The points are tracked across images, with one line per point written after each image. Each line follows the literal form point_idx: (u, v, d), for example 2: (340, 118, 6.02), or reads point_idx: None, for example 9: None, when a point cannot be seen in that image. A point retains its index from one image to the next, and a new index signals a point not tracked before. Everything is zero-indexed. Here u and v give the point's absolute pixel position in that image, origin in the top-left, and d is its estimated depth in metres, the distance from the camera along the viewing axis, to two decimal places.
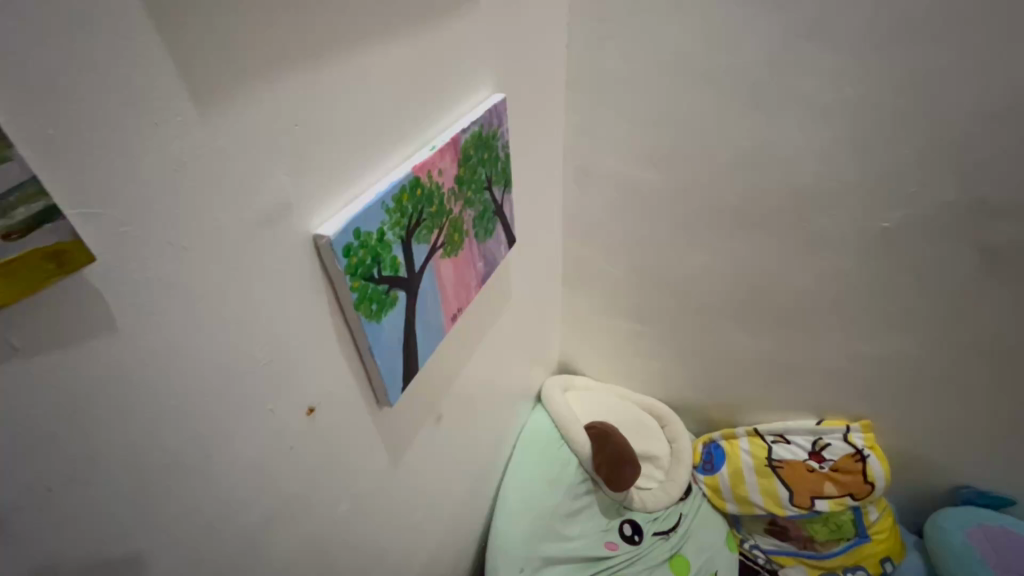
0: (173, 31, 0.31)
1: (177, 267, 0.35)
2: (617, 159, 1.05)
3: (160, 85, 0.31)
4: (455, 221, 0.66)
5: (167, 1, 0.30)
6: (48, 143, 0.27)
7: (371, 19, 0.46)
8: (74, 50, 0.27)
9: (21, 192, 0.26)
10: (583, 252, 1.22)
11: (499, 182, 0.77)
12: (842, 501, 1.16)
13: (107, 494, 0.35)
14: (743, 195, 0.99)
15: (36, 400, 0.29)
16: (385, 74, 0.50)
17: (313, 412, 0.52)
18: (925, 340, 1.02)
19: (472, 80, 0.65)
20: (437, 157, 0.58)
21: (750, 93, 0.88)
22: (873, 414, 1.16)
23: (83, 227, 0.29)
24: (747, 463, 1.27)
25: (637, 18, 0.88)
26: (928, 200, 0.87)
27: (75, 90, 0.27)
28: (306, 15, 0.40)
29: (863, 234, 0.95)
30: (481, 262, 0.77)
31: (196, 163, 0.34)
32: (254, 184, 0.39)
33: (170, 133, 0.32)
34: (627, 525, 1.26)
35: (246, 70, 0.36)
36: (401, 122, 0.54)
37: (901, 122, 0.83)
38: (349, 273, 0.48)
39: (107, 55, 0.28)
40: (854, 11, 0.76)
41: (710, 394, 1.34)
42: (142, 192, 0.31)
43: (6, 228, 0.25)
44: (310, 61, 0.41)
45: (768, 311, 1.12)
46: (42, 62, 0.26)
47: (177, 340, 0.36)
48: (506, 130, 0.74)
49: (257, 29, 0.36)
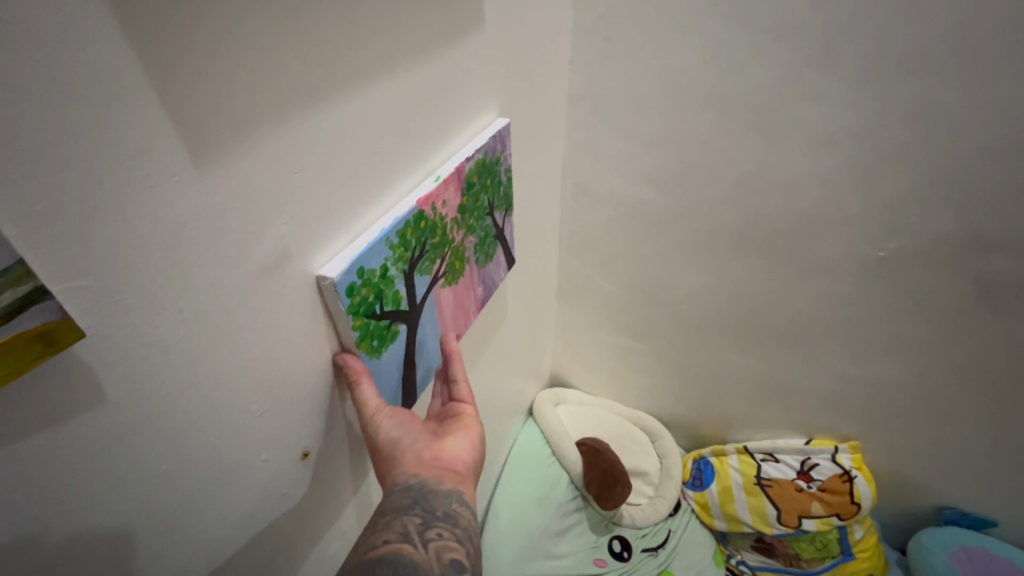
0: (173, 87, 0.30)
1: (171, 328, 0.34)
2: (616, 177, 1.04)
3: (158, 146, 0.30)
4: (457, 249, 0.64)
5: (168, 58, 0.29)
6: (36, 219, 0.26)
7: (375, 55, 0.45)
8: (66, 118, 0.26)
9: (7, 276, 0.25)
10: (579, 268, 1.21)
11: (500, 208, 0.76)
12: (828, 521, 1.17)
13: (94, 564, 0.34)
14: (742, 218, 0.99)
15: (24, 480, 0.28)
16: (389, 109, 0.48)
17: (308, 456, 0.51)
18: (916, 365, 1.03)
19: (476, 105, 0.64)
20: (441, 188, 0.57)
21: (753, 119, 0.88)
22: (861, 435, 1.17)
23: (72, 302, 0.28)
24: (736, 480, 1.27)
25: (643, 38, 0.87)
26: (924, 231, 0.88)
27: (67, 161, 0.26)
28: (309, 57, 0.38)
29: (858, 262, 0.95)
30: (480, 288, 0.75)
31: (194, 222, 0.33)
32: (256, 234, 0.38)
33: (167, 194, 0.31)
34: (616, 542, 1.25)
35: (250, 118, 0.35)
36: (403, 154, 0.52)
37: (900, 155, 0.83)
38: (351, 312, 0.47)
39: (103, 119, 0.27)
40: (861, 42, 0.76)
41: (701, 410, 1.34)
42: (135, 258, 0.30)
43: None
44: (312, 104, 0.39)
45: (762, 332, 1.12)
46: (32, 135, 0.25)
47: (167, 401, 0.35)
48: (509, 156, 0.73)
49: (262, 75, 0.35)
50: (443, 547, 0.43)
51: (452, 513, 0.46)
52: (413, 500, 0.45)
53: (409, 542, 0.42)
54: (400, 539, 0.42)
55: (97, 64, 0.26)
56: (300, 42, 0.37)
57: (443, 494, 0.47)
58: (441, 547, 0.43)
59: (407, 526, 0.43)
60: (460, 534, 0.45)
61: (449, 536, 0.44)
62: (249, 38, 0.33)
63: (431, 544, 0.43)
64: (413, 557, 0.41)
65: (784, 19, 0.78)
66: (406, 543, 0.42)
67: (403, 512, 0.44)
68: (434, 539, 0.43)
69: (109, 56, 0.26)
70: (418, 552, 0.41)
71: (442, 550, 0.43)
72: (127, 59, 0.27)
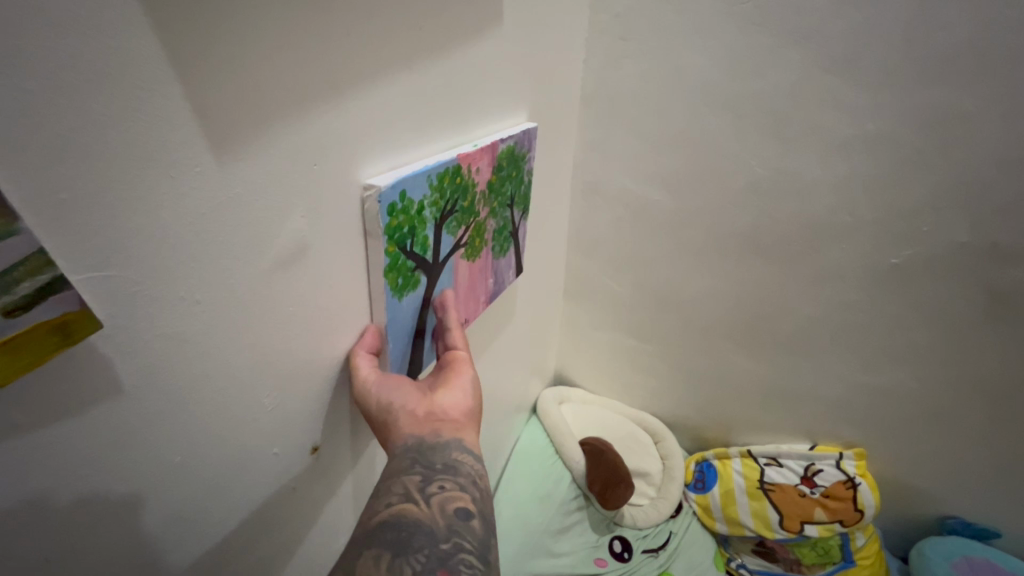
0: (197, 79, 0.29)
1: (187, 321, 0.33)
2: (628, 177, 1.03)
3: (180, 138, 0.30)
4: (479, 225, 0.65)
5: (194, 49, 0.29)
6: (57, 208, 0.25)
7: (397, 48, 0.44)
8: (90, 107, 0.25)
9: (26, 264, 0.24)
10: (586, 268, 1.21)
11: (520, 205, 0.77)
12: (831, 528, 1.16)
13: (105, 555, 0.34)
14: (753, 223, 0.98)
15: (40, 471, 0.28)
16: (417, 95, 0.49)
17: (318, 450, 0.51)
18: (925, 374, 1.02)
19: (494, 102, 0.64)
20: (477, 155, 0.60)
21: (769, 123, 0.87)
22: (866, 443, 1.16)
23: (91, 293, 0.28)
24: (739, 484, 1.27)
25: (660, 40, 0.87)
26: (939, 240, 0.87)
27: (89, 149, 0.26)
28: (332, 51, 0.38)
29: (870, 269, 0.94)
30: (492, 278, 0.75)
31: (213, 214, 0.33)
32: (272, 227, 0.38)
33: (187, 185, 0.31)
34: (617, 542, 1.23)
35: (273, 110, 0.35)
36: (437, 130, 0.54)
37: (918, 163, 0.82)
38: (387, 234, 0.48)
39: (128, 110, 0.27)
40: (882, 48, 0.76)
41: (705, 414, 1.33)
42: (154, 250, 0.30)
43: (10, 304, 0.24)
44: (333, 97, 0.39)
45: (769, 337, 1.12)
46: (55, 124, 0.24)
47: (183, 394, 0.35)
48: (533, 156, 0.76)
49: (285, 67, 0.35)
50: (448, 498, 0.42)
51: (453, 463, 0.44)
52: (412, 459, 0.43)
53: (411, 501, 0.40)
54: (403, 500, 0.40)
55: (125, 55, 0.26)
56: (323, 36, 0.37)
57: (443, 447, 0.45)
58: (446, 499, 0.41)
59: (408, 486, 0.41)
60: (465, 482, 0.44)
61: (454, 485, 0.43)
62: (272, 29, 0.33)
63: (434, 499, 0.41)
64: (418, 515, 0.39)
65: (804, 24, 0.78)
66: (408, 503, 0.40)
67: (403, 473, 0.42)
68: (437, 492, 0.41)
69: (135, 46, 0.26)
70: (421, 510, 0.40)
71: (446, 502, 0.41)
72: (152, 49, 0.27)
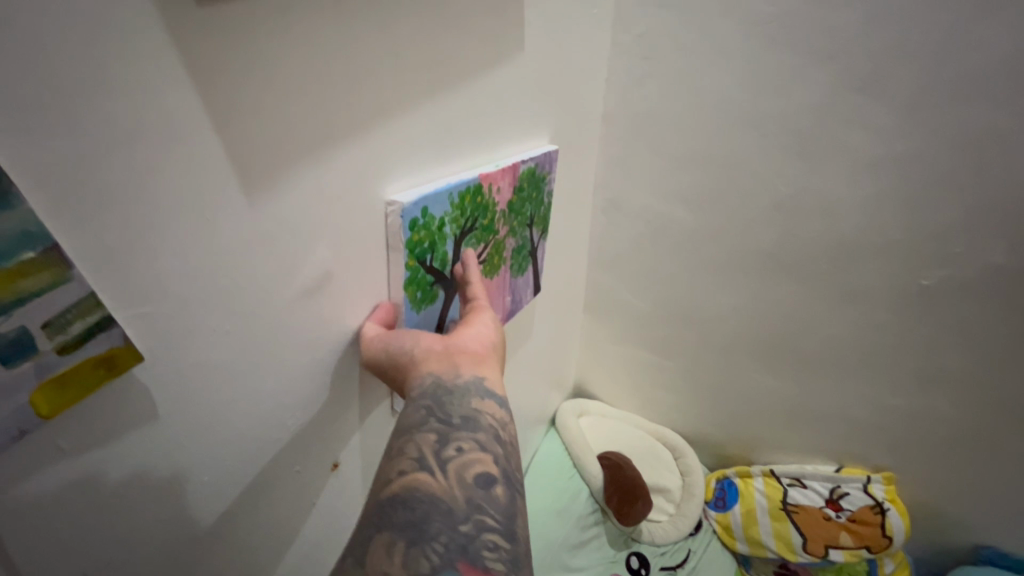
0: (232, 129, 0.32)
1: (217, 350, 0.36)
2: (649, 194, 1.03)
3: (215, 183, 0.32)
4: (498, 243, 0.67)
5: (230, 103, 0.31)
6: (105, 254, 0.28)
7: (420, 82, 0.46)
8: (135, 161, 0.28)
9: (78, 307, 0.27)
10: (606, 283, 1.21)
11: (539, 226, 0.78)
12: (857, 554, 1.13)
13: (141, 565, 0.36)
14: (777, 241, 0.97)
15: (85, 491, 0.31)
16: (439, 124, 0.51)
17: (337, 467, 0.54)
18: (957, 398, 0.98)
19: (515, 126, 0.65)
20: (499, 174, 0.61)
21: (793, 142, 0.86)
22: (895, 467, 1.12)
23: (132, 329, 0.30)
24: (761, 504, 1.24)
25: (683, 60, 0.87)
26: (972, 262, 0.84)
27: (134, 198, 0.28)
28: (357, 91, 0.40)
29: (899, 290, 0.92)
30: (509, 296, 0.76)
31: (244, 251, 0.35)
32: (298, 261, 0.40)
33: (221, 225, 0.33)
34: (634, 558, 1.22)
35: (302, 152, 0.37)
36: (459, 155, 0.55)
37: (949, 183, 0.80)
38: (408, 249, 0.50)
39: (169, 160, 0.30)
40: (912, 69, 0.74)
41: (727, 431, 1.31)
42: (190, 287, 0.33)
43: (63, 343, 0.27)
44: (358, 133, 0.41)
45: (793, 356, 1.09)
46: (105, 179, 0.27)
47: (212, 417, 0.38)
48: (553, 178, 0.78)
49: (314, 110, 0.37)
50: (466, 464, 0.35)
51: (472, 414, 0.39)
52: (427, 411, 0.39)
53: (426, 471, 0.34)
54: (415, 468, 0.34)
55: (167, 112, 0.29)
56: (351, 78, 0.39)
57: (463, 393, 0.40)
58: (464, 464, 0.35)
59: (422, 448, 0.36)
60: (486, 440, 0.38)
61: (473, 446, 0.37)
62: (302, 75, 0.35)
63: (451, 465, 0.35)
64: (432, 488, 0.33)
65: (829, 44, 0.77)
66: (422, 471, 0.34)
67: (416, 433, 0.37)
68: (454, 456, 0.36)
69: (178, 105, 0.29)
70: (436, 481, 0.34)
71: (465, 468, 0.35)
72: (193, 106, 0.30)
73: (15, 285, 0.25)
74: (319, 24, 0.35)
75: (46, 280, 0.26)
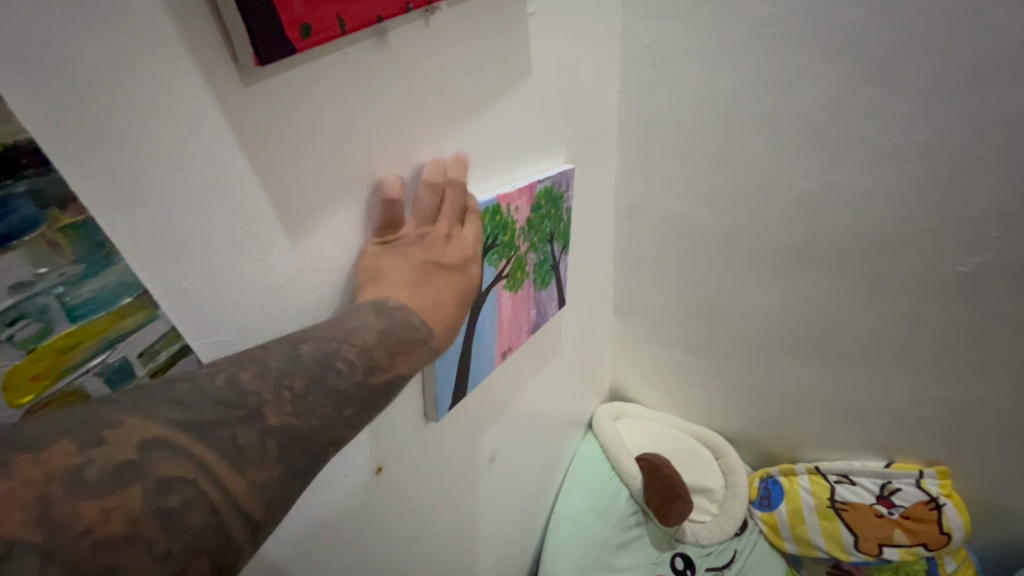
0: (273, 184, 0.38)
1: None
2: (669, 197, 1.05)
3: (264, 230, 0.38)
4: (520, 259, 0.71)
5: (271, 160, 0.37)
6: (181, 295, 0.35)
7: (434, 119, 0.51)
8: (200, 220, 0.35)
9: (165, 339, 0.35)
10: (634, 285, 1.22)
11: (560, 240, 0.82)
12: (914, 551, 1.11)
13: None
14: (802, 235, 0.97)
15: None
16: (453, 152, 0.55)
17: (380, 470, 0.64)
18: (1012, 387, 0.95)
19: (529, 149, 0.69)
20: (516, 195, 0.65)
21: (808, 136, 0.87)
22: (950, 460, 1.08)
23: (205, 353, 0.37)
24: (807, 502, 1.22)
25: (693, 66, 0.89)
26: (1011, 245, 0.82)
27: (201, 248, 0.35)
28: (380, 136, 0.45)
29: (935, 277, 0.90)
30: (535, 309, 0.80)
31: (288, 283, 0.41)
32: (337, 287, 0.46)
33: (270, 263, 0.40)
34: (679, 559, 1.24)
35: (335, 193, 0.43)
36: (475, 177, 0.60)
37: (978, 168, 0.78)
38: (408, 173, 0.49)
39: (228, 216, 0.36)
40: (926, 56, 0.74)
41: (768, 429, 1.29)
42: (245, 318, 0.39)
43: (154, 369, 0.34)
44: (379, 171, 0.46)
45: (830, 350, 1.08)
46: (180, 235, 0.34)
47: None
48: (571, 194, 0.81)
49: (338, 156, 0.42)
50: None
51: None
52: None
53: None
54: None
55: (223, 177, 0.35)
56: (371, 125, 0.44)
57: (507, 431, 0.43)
58: None
59: None
60: None
61: None
62: (328, 127, 0.40)
63: None
64: None
65: (839, 38, 0.77)
66: None
67: None
68: None
69: (231, 169, 0.35)
70: None
71: None
72: (242, 168, 0.36)
73: (117, 324, 0.32)
74: (341, 83, 0.40)
75: (141, 317, 0.33)
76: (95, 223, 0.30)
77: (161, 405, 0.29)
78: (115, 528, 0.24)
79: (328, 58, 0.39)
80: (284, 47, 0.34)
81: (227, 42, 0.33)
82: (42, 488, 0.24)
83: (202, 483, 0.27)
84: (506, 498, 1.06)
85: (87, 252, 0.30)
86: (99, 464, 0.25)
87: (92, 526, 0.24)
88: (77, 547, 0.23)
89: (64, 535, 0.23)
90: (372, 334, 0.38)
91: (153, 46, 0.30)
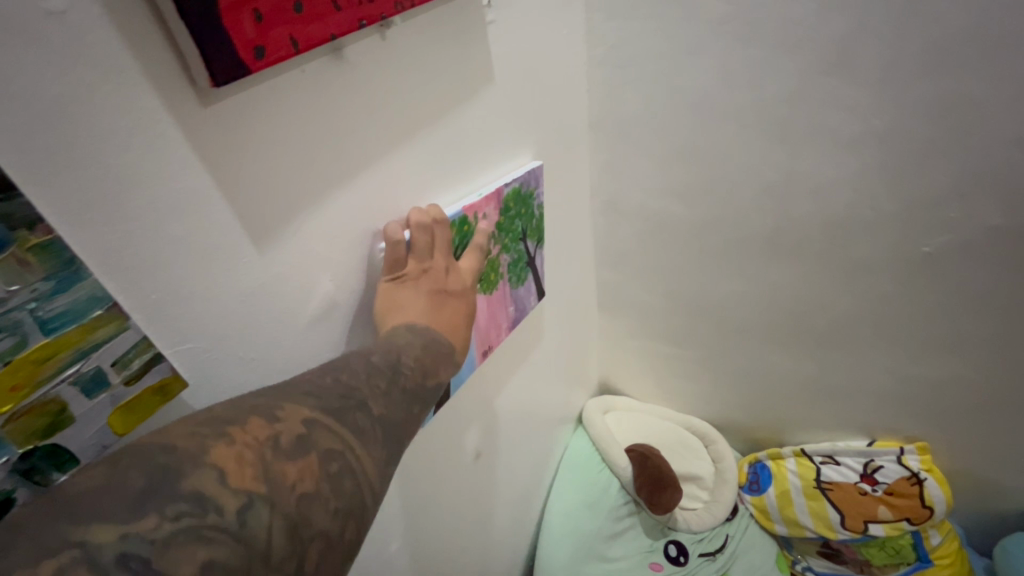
0: (236, 197, 0.40)
1: (245, 373, 0.45)
2: (643, 192, 1.07)
3: (229, 242, 0.40)
4: (493, 261, 0.73)
5: (233, 173, 0.39)
6: (151, 305, 0.37)
7: (394, 128, 0.52)
8: (166, 233, 0.37)
9: (137, 348, 0.36)
10: (615, 280, 1.24)
11: (534, 237, 0.84)
12: (898, 526, 1.14)
13: None
14: (772, 224, 0.99)
15: None
16: (416, 162, 0.56)
17: None
18: (981, 361, 0.98)
19: (495, 152, 0.71)
20: (483, 203, 0.66)
21: (772, 127, 0.89)
22: (928, 436, 1.11)
23: (178, 360, 0.39)
24: (794, 484, 1.25)
25: (658, 65, 0.91)
26: (970, 225, 0.85)
27: (168, 260, 0.37)
28: (341, 148, 0.47)
29: (902, 259, 0.93)
30: (513, 306, 0.83)
31: (257, 291, 0.44)
32: (306, 294, 0.48)
33: (238, 272, 0.42)
34: (672, 546, 1.27)
35: (300, 204, 0.45)
36: (441, 186, 0.61)
37: (934, 152, 0.81)
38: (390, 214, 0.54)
39: (194, 228, 0.38)
40: (877, 47, 0.76)
41: (754, 416, 1.32)
42: (215, 325, 0.41)
43: (128, 376, 0.36)
44: (342, 181, 0.48)
45: (807, 334, 1.11)
46: (147, 247, 0.36)
47: None
48: (540, 191, 0.83)
49: (297, 171, 0.44)
50: None
51: None
52: None
53: None
54: None
55: (187, 193, 0.37)
56: (331, 137, 0.46)
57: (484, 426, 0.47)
58: None
59: None
60: None
61: None
62: (287, 141, 0.42)
63: None
64: None
65: (794, 32, 0.80)
66: None
67: None
68: None
69: (193, 183, 0.37)
70: None
71: None
72: (204, 182, 0.38)
73: (90, 335, 0.33)
74: (301, 98, 0.42)
75: (112, 328, 0.35)
76: (61, 241, 0.31)
77: (296, 396, 0.35)
78: (309, 485, 0.30)
79: (285, 76, 0.41)
80: (241, 70, 0.36)
81: (184, 67, 0.35)
82: (253, 451, 0.30)
83: (352, 454, 0.33)
84: (498, 495, 1.08)
85: (57, 268, 0.31)
86: (286, 435, 0.31)
87: (294, 482, 0.30)
88: (284, 499, 0.29)
89: (277, 488, 0.29)
90: (416, 348, 0.45)
91: (112, 73, 0.32)
